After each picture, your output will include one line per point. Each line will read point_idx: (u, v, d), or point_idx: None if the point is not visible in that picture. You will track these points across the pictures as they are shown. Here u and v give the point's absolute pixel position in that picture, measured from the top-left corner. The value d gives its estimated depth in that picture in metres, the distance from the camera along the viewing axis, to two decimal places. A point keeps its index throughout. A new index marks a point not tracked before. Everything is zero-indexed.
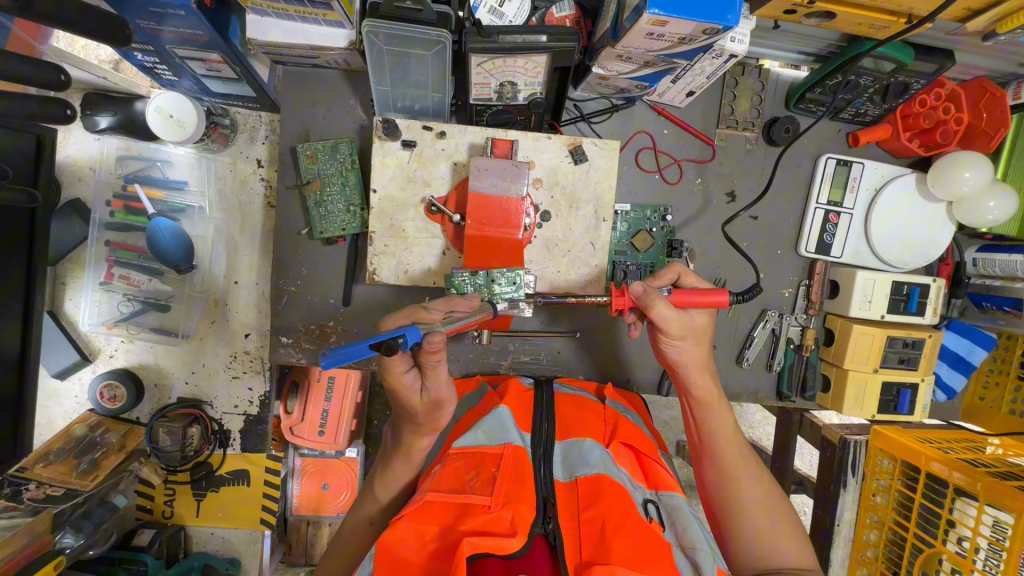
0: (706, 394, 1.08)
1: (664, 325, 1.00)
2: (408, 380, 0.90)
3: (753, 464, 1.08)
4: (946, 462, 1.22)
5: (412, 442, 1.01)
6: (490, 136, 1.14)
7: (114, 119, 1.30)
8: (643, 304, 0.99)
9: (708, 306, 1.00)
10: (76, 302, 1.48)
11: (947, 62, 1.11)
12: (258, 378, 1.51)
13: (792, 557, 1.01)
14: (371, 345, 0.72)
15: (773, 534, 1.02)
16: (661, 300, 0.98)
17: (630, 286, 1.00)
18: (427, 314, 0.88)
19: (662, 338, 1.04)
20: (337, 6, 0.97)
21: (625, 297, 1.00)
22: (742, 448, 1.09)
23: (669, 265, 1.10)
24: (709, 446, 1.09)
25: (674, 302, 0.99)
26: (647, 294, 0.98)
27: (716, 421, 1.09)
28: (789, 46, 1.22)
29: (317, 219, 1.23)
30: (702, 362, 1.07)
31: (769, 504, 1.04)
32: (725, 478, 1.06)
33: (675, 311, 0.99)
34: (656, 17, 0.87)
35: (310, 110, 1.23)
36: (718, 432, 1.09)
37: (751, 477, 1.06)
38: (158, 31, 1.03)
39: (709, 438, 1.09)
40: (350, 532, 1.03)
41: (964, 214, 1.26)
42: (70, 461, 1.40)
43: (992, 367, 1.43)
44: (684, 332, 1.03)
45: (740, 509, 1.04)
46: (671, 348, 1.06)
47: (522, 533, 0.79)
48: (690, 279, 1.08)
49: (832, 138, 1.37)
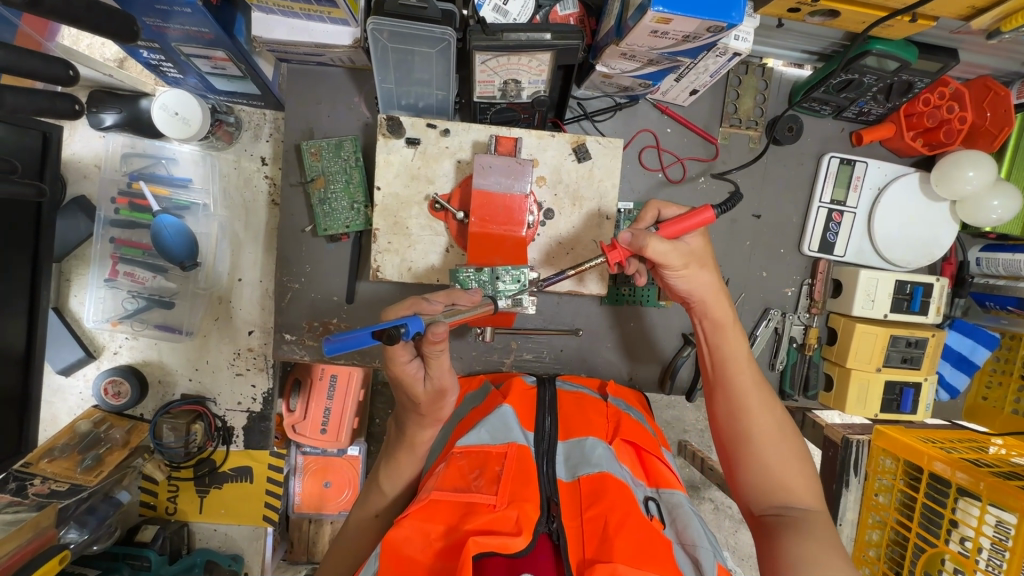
0: (720, 321, 1.07)
1: (663, 261, 0.97)
2: (412, 369, 0.90)
3: (770, 399, 1.04)
4: (949, 462, 1.22)
5: (415, 433, 1.02)
6: (494, 134, 1.14)
7: (119, 117, 1.32)
8: (636, 247, 0.95)
9: (699, 225, 1.00)
10: (81, 298, 1.48)
11: (950, 61, 1.12)
12: (261, 375, 1.52)
13: (803, 496, 0.97)
14: (372, 333, 0.71)
15: (785, 472, 0.98)
16: (653, 237, 0.95)
17: (619, 236, 0.98)
18: (429, 305, 0.88)
19: (665, 272, 1.02)
20: (342, 4, 0.98)
21: (618, 249, 0.99)
22: (758, 381, 1.05)
23: (647, 203, 1.08)
24: (723, 376, 1.06)
25: (665, 233, 0.99)
26: (638, 237, 0.95)
27: (731, 351, 1.07)
28: (793, 45, 1.22)
29: (320, 216, 1.23)
30: (715, 288, 1.05)
31: (784, 441, 1.01)
32: (737, 411, 1.03)
33: (670, 244, 0.97)
34: (660, 15, 0.87)
35: (315, 108, 1.24)
36: (734, 363, 1.06)
37: (766, 411, 1.02)
38: (164, 29, 1.04)
39: (723, 369, 1.07)
40: (355, 528, 1.03)
41: (967, 213, 1.26)
42: (74, 456, 1.39)
43: (996, 366, 1.43)
44: (686, 261, 1.00)
45: (752, 442, 1.00)
46: (677, 279, 1.03)
47: (527, 533, 0.80)
48: (670, 211, 1.07)
49: (835, 138, 1.37)
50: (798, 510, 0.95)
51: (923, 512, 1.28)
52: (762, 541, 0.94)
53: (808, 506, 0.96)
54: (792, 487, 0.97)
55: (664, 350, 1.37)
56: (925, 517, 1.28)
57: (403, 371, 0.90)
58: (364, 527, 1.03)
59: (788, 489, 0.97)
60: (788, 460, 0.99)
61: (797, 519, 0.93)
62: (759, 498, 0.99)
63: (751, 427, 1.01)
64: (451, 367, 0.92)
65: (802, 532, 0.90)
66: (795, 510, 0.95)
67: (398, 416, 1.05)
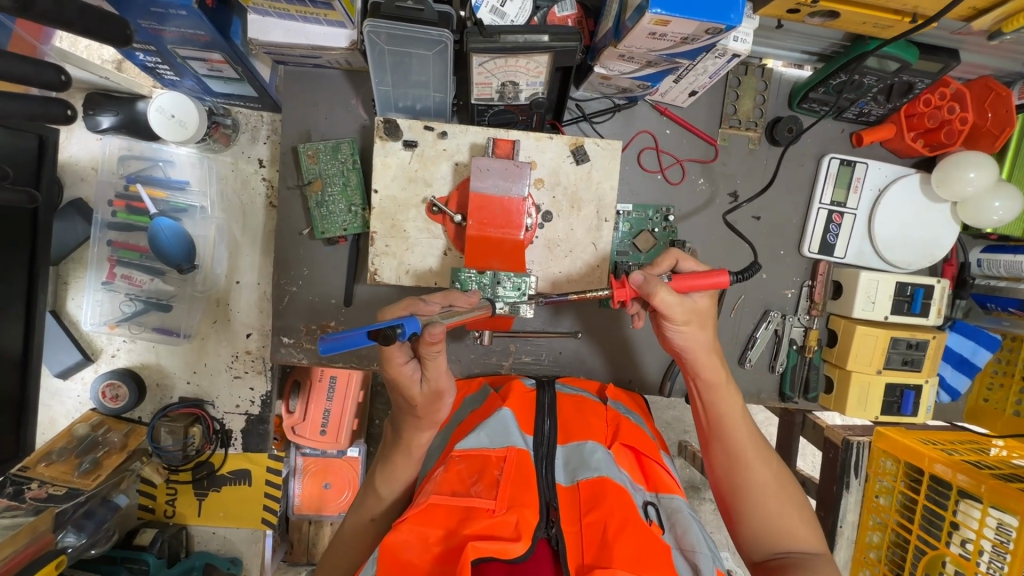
0: (714, 379, 1.06)
1: (668, 313, 0.99)
2: (408, 370, 0.90)
3: (765, 450, 1.06)
4: (950, 464, 1.22)
5: (412, 437, 1.01)
6: (492, 136, 1.14)
7: (117, 119, 1.31)
8: (646, 291, 0.97)
9: (709, 288, 1.02)
10: (79, 301, 1.48)
11: (951, 61, 1.11)
12: (259, 378, 1.51)
13: (803, 542, 0.99)
14: (367, 334, 0.70)
15: (785, 520, 1.00)
16: (664, 286, 0.97)
17: (631, 276, 0.98)
18: (426, 306, 0.88)
19: (666, 324, 1.02)
20: (338, 6, 0.97)
21: (626, 287, 0.99)
22: (753, 433, 1.06)
23: (666, 251, 1.09)
24: (719, 431, 1.06)
25: (675, 287, 1.00)
26: (649, 282, 0.96)
27: (726, 406, 1.06)
28: (793, 46, 1.21)
29: (318, 219, 1.23)
30: (708, 345, 1.05)
31: (782, 490, 1.02)
32: (736, 465, 1.03)
33: (678, 297, 0.98)
34: (659, 17, 0.86)
35: (312, 110, 1.23)
36: (728, 418, 1.06)
37: (763, 462, 1.03)
38: (160, 31, 1.03)
39: (719, 425, 1.07)
40: (353, 532, 1.03)
41: (969, 214, 1.25)
42: (72, 460, 1.39)
43: (997, 368, 1.43)
44: (689, 317, 1.01)
45: (752, 496, 1.01)
46: (676, 332, 1.04)
47: (527, 538, 0.79)
48: (687, 264, 1.08)
49: (835, 138, 1.36)
50: (800, 556, 0.98)
51: (925, 515, 1.28)
52: None
53: (809, 552, 0.99)
54: (792, 534, 1.00)
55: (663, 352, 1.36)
56: (926, 520, 1.27)
57: (400, 375, 0.90)
58: (362, 531, 1.02)
59: (788, 535, 1.00)
60: (787, 509, 1.01)
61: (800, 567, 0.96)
62: (761, 548, 1.01)
63: (750, 481, 1.02)
64: (447, 369, 0.92)
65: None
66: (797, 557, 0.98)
67: (395, 420, 1.05)
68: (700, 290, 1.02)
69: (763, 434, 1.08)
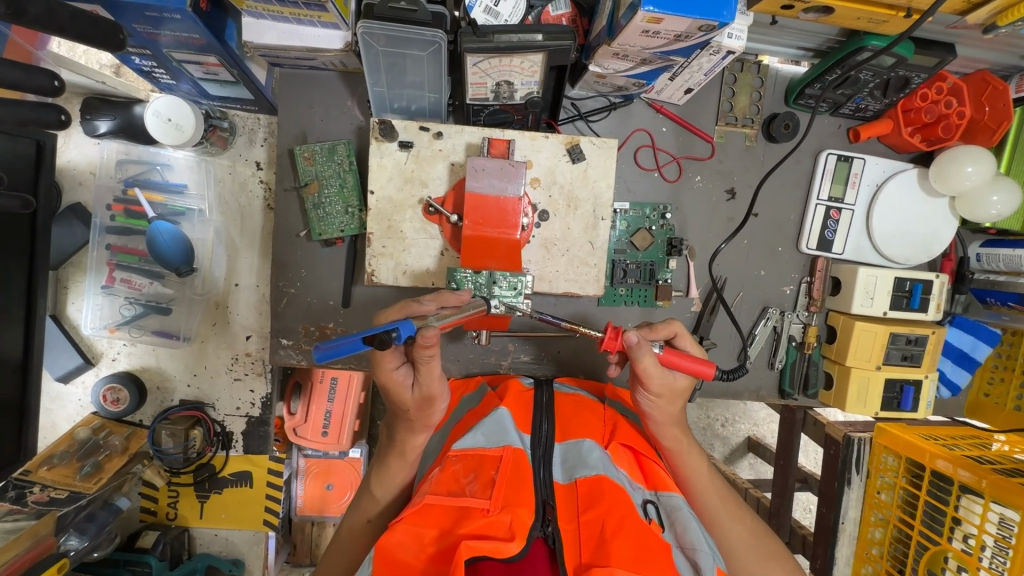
0: (677, 446, 1.07)
1: (645, 378, 0.99)
2: (399, 376, 0.92)
3: (738, 507, 1.08)
4: (952, 459, 1.22)
5: (406, 441, 1.02)
6: (487, 136, 1.14)
7: (113, 123, 1.34)
8: (632, 353, 0.96)
9: (694, 374, 0.97)
10: (79, 305, 1.48)
11: (948, 56, 1.11)
12: (259, 380, 1.52)
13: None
14: (362, 339, 0.69)
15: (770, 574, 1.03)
16: (649, 356, 0.96)
17: (627, 331, 0.95)
18: (420, 307, 0.90)
19: (641, 388, 1.03)
20: (332, 8, 0.97)
21: (617, 340, 0.96)
22: (723, 492, 1.08)
23: (669, 320, 1.07)
24: (690, 497, 1.07)
25: (661, 360, 0.98)
26: (639, 346, 0.95)
27: (693, 471, 1.07)
28: (789, 42, 1.20)
29: (315, 221, 1.23)
30: (673, 416, 1.05)
31: (760, 546, 1.05)
32: (712, 529, 1.05)
33: (659, 370, 0.97)
34: (652, 14, 0.86)
35: (307, 112, 1.23)
36: (696, 483, 1.07)
37: (737, 520, 1.06)
38: (155, 35, 1.04)
39: (687, 490, 1.07)
40: (352, 532, 1.04)
41: (966, 209, 1.25)
42: (74, 463, 1.40)
43: (997, 362, 1.42)
44: (662, 390, 1.01)
45: (734, 555, 1.04)
46: (646, 401, 1.04)
47: (521, 537, 0.79)
48: (683, 341, 1.06)
49: (832, 134, 1.36)
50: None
51: (926, 510, 1.28)
52: None
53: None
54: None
55: None
56: (927, 515, 1.27)
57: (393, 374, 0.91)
58: (358, 528, 1.03)
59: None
60: (769, 564, 1.04)
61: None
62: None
63: (730, 542, 1.04)
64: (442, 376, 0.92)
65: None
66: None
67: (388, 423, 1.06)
68: (684, 371, 0.99)
69: (732, 490, 1.10)
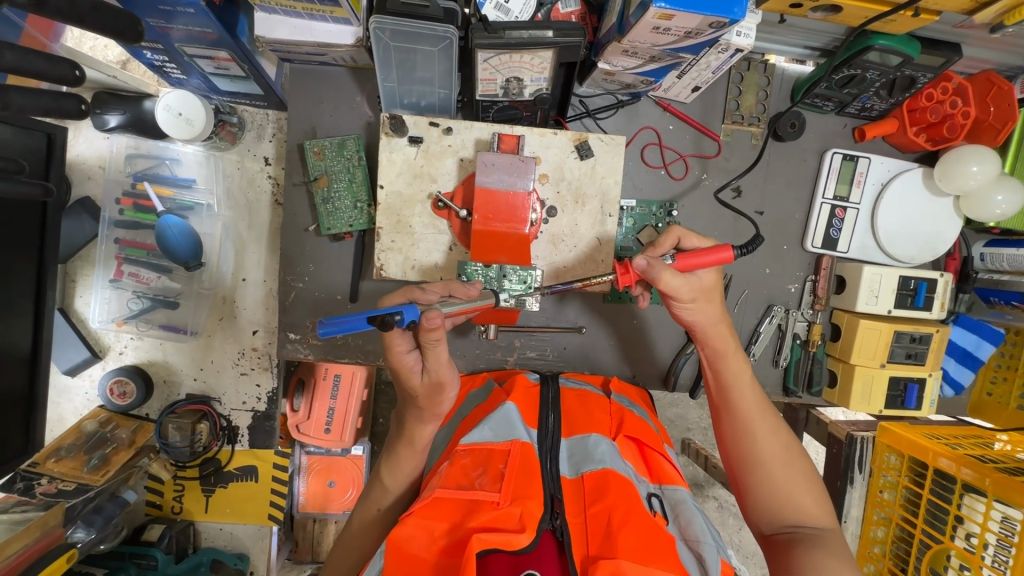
0: (722, 348, 1.08)
1: (675, 293, 1.01)
2: (410, 361, 0.91)
3: (775, 423, 1.06)
4: (955, 458, 1.22)
5: (414, 428, 1.00)
6: (496, 131, 1.15)
7: (123, 118, 1.33)
8: (649, 276, 0.98)
9: (716, 263, 1.01)
10: (86, 298, 1.49)
11: (953, 56, 1.12)
12: (265, 375, 1.53)
13: (815, 517, 0.99)
14: (366, 319, 0.78)
15: (793, 495, 1.00)
16: (668, 270, 0.98)
17: (635, 261, 0.98)
18: (424, 294, 0.90)
19: (673, 302, 1.04)
20: (345, 3, 0.98)
21: (630, 272, 1.00)
22: (762, 404, 1.07)
23: (669, 230, 1.08)
24: (727, 402, 1.07)
25: (680, 268, 1.00)
26: (652, 267, 0.97)
27: (735, 377, 1.07)
28: (796, 41, 1.21)
29: (324, 215, 1.23)
30: (715, 319, 1.06)
31: (792, 464, 1.02)
32: (743, 435, 1.04)
33: (683, 278, 0.99)
34: (663, 11, 0.87)
35: (317, 107, 1.24)
36: (736, 389, 1.07)
37: (772, 434, 1.04)
38: (168, 29, 1.04)
39: (726, 395, 1.08)
40: (361, 523, 1.04)
41: (971, 209, 1.26)
42: (80, 457, 1.39)
43: (1000, 362, 1.44)
44: (695, 294, 1.02)
45: (763, 466, 1.02)
46: (684, 311, 1.06)
47: (531, 529, 0.80)
48: (691, 240, 1.07)
49: (838, 133, 1.37)
50: (812, 532, 0.97)
51: (929, 508, 1.28)
52: (778, 562, 0.95)
53: (824, 529, 0.98)
54: (801, 508, 0.99)
55: (666, 348, 1.37)
56: (930, 513, 1.28)
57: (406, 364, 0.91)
58: (370, 519, 1.03)
59: (798, 509, 0.99)
60: (798, 485, 1.00)
61: (811, 539, 0.95)
62: (771, 521, 1.01)
63: (760, 451, 1.02)
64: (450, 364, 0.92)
65: (815, 551, 0.92)
66: (808, 532, 0.97)
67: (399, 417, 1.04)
68: (707, 267, 1.02)
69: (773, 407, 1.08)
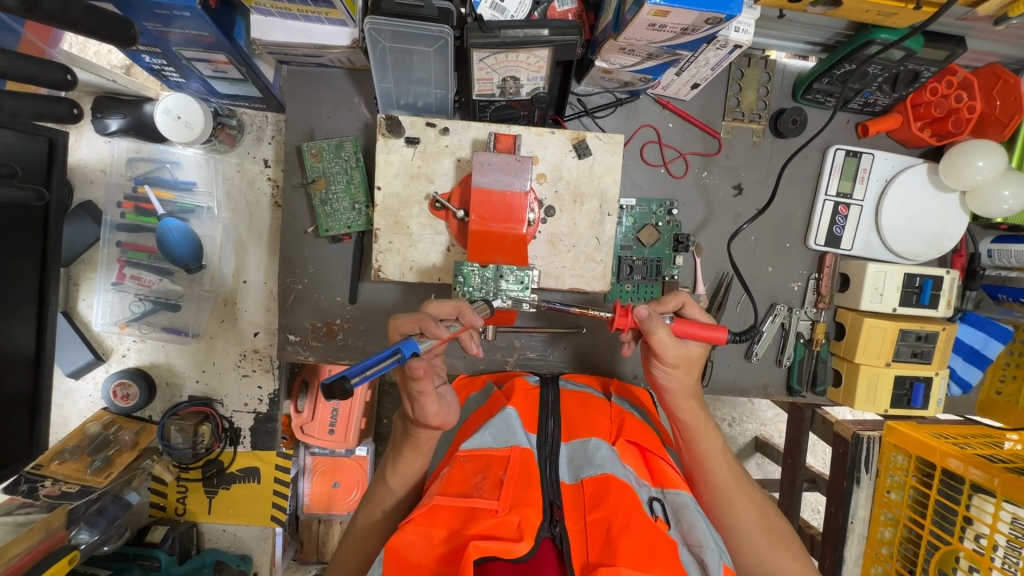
0: (694, 421, 1.07)
1: (660, 352, 0.99)
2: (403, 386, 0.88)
3: (749, 487, 1.05)
4: (964, 458, 1.20)
5: (420, 435, 0.96)
6: (493, 131, 1.14)
7: (124, 122, 1.34)
8: (645, 328, 0.96)
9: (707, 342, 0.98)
10: (89, 302, 1.50)
11: (958, 48, 1.09)
12: (267, 376, 1.53)
13: None
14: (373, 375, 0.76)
15: (772, 557, 0.99)
16: (662, 328, 0.96)
17: (636, 307, 0.97)
18: (434, 327, 0.85)
19: (654, 364, 1.04)
20: (340, 4, 0.98)
21: (628, 317, 0.97)
22: (734, 472, 1.06)
23: (675, 292, 1.07)
24: (701, 473, 1.06)
25: (674, 332, 0.98)
26: (649, 320, 0.96)
27: (706, 449, 1.07)
28: (797, 36, 1.19)
29: (322, 216, 1.24)
30: (689, 389, 1.06)
31: (769, 528, 1.02)
32: (720, 506, 1.03)
33: (672, 341, 0.98)
34: (658, 8, 0.86)
35: (314, 109, 1.24)
36: (710, 460, 1.06)
37: (747, 501, 1.03)
38: (166, 33, 1.04)
39: (699, 467, 1.06)
40: (373, 512, 1.01)
41: (978, 204, 1.23)
42: (84, 458, 1.41)
43: (1009, 360, 1.41)
44: (676, 360, 1.02)
45: (740, 534, 1.01)
46: (662, 373, 1.05)
47: (530, 537, 0.79)
48: (692, 310, 1.06)
49: (840, 130, 1.35)
50: None
51: (937, 509, 1.27)
52: None
53: None
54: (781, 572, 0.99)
55: None
56: (938, 515, 1.26)
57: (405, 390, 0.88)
58: (377, 514, 1.01)
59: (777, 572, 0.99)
60: (778, 548, 1.00)
61: None
62: None
63: (736, 519, 1.01)
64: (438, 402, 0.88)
65: None
66: None
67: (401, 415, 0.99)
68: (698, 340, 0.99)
69: (745, 472, 1.08)
